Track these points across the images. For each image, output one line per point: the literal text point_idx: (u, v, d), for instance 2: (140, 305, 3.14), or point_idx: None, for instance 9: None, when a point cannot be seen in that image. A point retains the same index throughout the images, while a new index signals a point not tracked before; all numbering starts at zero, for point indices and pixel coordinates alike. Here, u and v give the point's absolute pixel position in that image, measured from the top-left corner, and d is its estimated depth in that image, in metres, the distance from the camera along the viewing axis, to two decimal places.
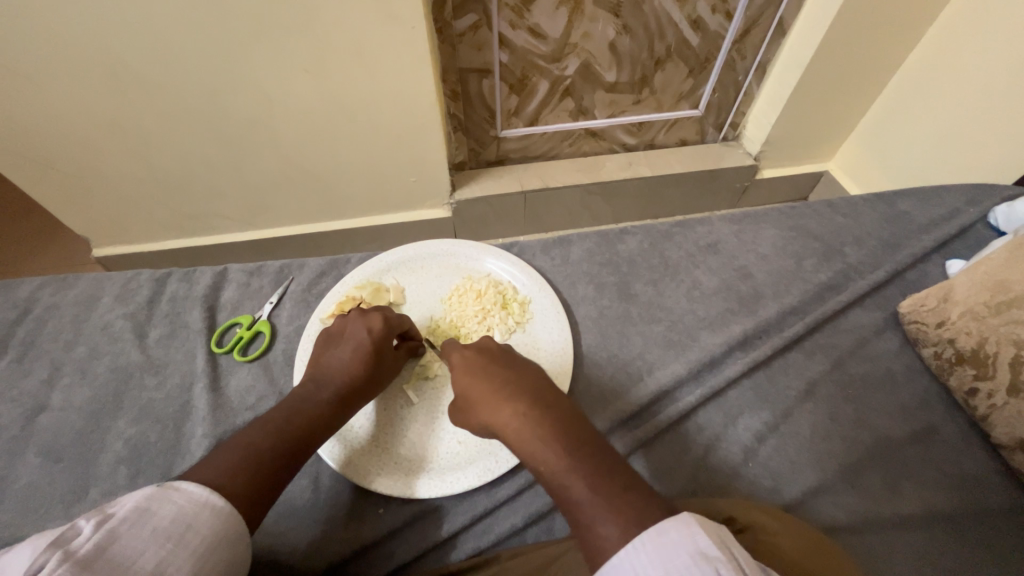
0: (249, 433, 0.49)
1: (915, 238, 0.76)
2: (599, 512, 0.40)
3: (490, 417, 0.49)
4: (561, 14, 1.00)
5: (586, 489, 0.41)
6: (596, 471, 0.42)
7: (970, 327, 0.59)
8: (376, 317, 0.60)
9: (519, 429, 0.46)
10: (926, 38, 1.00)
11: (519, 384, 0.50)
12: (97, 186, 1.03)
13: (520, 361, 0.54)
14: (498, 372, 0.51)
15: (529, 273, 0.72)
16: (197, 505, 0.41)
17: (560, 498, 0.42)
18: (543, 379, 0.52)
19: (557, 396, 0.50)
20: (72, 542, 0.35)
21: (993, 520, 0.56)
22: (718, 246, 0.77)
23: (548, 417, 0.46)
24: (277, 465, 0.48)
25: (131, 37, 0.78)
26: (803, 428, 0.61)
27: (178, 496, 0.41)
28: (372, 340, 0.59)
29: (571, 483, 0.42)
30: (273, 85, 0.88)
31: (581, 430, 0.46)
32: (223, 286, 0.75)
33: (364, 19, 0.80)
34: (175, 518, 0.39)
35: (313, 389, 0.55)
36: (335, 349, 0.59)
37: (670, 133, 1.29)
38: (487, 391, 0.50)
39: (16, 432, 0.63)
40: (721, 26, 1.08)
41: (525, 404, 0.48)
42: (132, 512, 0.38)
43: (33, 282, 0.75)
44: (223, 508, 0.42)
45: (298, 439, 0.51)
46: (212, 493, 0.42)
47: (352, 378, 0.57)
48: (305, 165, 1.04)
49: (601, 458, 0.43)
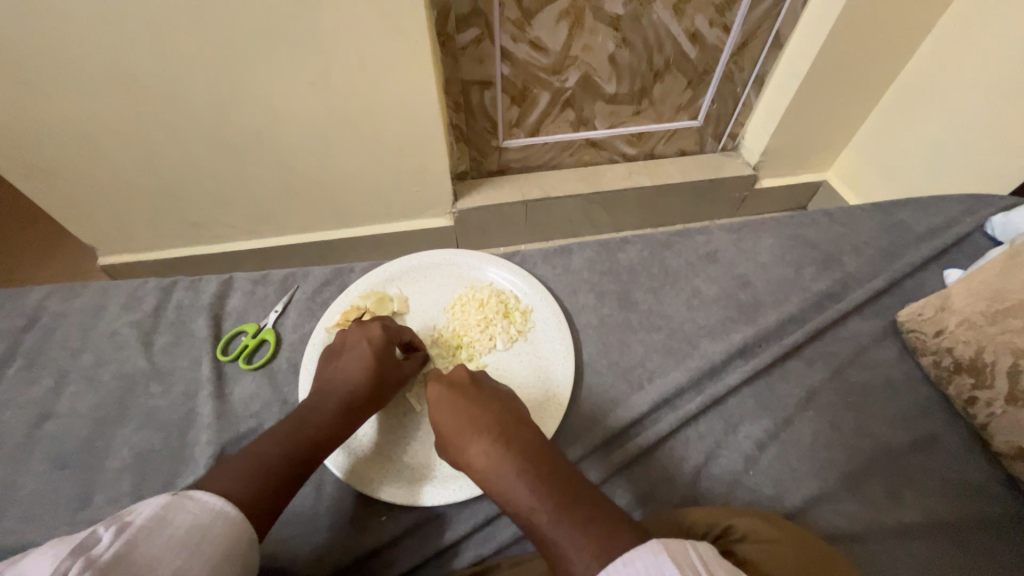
0: (259, 443, 0.51)
1: (913, 248, 0.77)
2: (567, 545, 0.40)
3: (459, 452, 0.49)
4: (562, 28, 1.02)
5: (552, 523, 0.42)
6: (562, 503, 0.43)
7: (968, 335, 0.60)
8: (375, 327, 0.61)
9: (486, 465, 0.47)
10: (922, 51, 1.02)
11: (485, 416, 0.50)
12: (104, 196, 1.04)
13: (487, 388, 0.54)
14: (464, 404, 0.51)
15: (531, 282, 0.73)
16: (209, 514, 0.41)
17: (530, 533, 0.43)
18: (512, 408, 0.52)
19: (523, 425, 0.50)
20: (93, 549, 0.35)
21: (994, 528, 0.56)
22: (718, 255, 0.78)
23: (513, 451, 0.47)
24: (287, 475, 0.49)
25: (141, 50, 0.80)
26: (803, 436, 0.61)
27: (192, 505, 0.41)
28: (374, 349, 0.59)
29: (538, 517, 0.43)
30: (278, 97, 0.90)
31: (547, 460, 0.46)
32: (228, 294, 0.76)
33: (369, 32, 0.82)
34: (192, 526, 0.40)
35: (321, 401, 0.56)
36: (338, 360, 0.60)
37: (670, 144, 1.31)
38: (454, 426, 0.50)
39: (22, 439, 0.63)
40: (719, 38, 1.10)
41: (491, 438, 0.48)
42: (150, 520, 0.38)
43: (40, 290, 0.76)
44: (235, 517, 0.43)
45: (306, 449, 0.52)
46: (224, 502, 0.43)
47: (358, 387, 0.57)
48: (309, 174, 1.05)
49: (566, 490, 0.44)
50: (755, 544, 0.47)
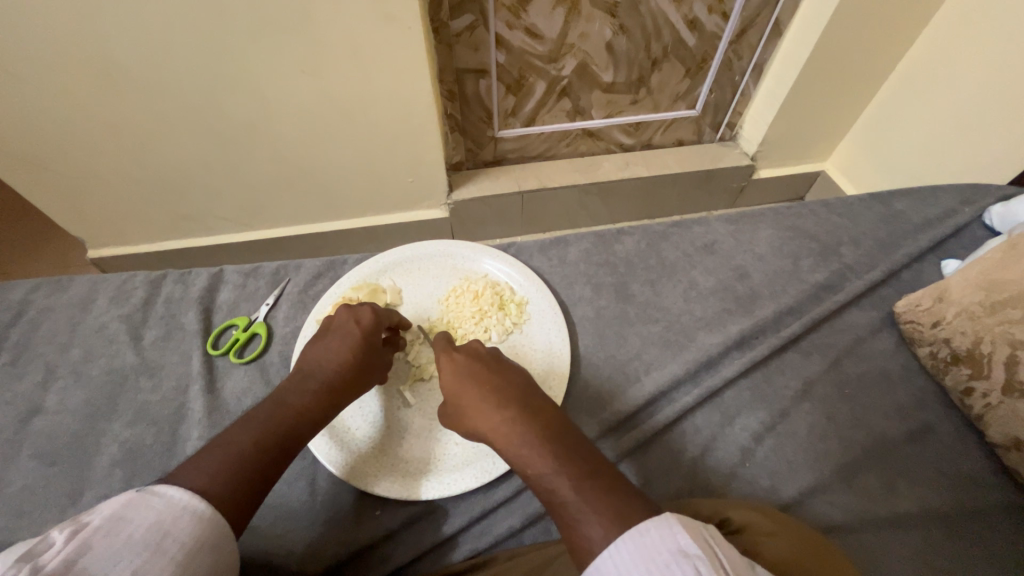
0: (232, 432, 0.48)
1: (911, 238, 0.76)
2: (585, 512, 0.39)
3: (478, 421, 0.48)
4: (558, 15, 1.00)
5: (573, 489, 0.41)
6: (582, 472, 0.42)
7: (966, 327, 0.59)
8: (365, 310, 0.59)
9: (507, 432, 0.46)
10: (922, 39, 1.00)
11: (507, 388, 0.49)
12: (91, 187, 1.02)
13: (508, 364, 0.53)
14: (486, 375, 0.51)
15: (527, 273, 0.72)
16: (176, 510, 0.39)
17: (548, 502, 0.42)
18: (533, 384, 0.51)
19: (544, 400, 0.49)
20: (42, 555, 0.33)
21: (990, 519, 0.56)
22: (715, 246, 0.78)
23: (535, 420, 0.46)
24: (264, 465, 0.46)
25: (126, 38, 0.78)
26: (800, 428, 0.61)
27: (156, 501, 0.39)
28: (362, 333, 0.57)
29: (557, 483, 0.42)
30: (268, 85, 0.88)
31: (567, 432, 0.45)
32: (219, 287, 0.75)
33: (359, 18, 0.80)
34: (153, 524, 0.37)
35: (301, 383, 0.54)
36: (322, 341, 0.58)
37: (667, 133, 1.29)
38: (474, 395, 0.49)
39: (10, 435, 0.62)
40: (717, 26, 1.08)
41: (512, 408, 0.47)
42: (107, 521, 0.36)
43: (27, 284, 0.74)
44: (205, 512, 0.40)
45: (286, 436, 0.49)
46: (194, 497, 0.41)
47: (343, 369, 0.55)
48: (302, 165, 1.03)
49: (588, 461, 0.43)
50: (751, 536, 0.46)
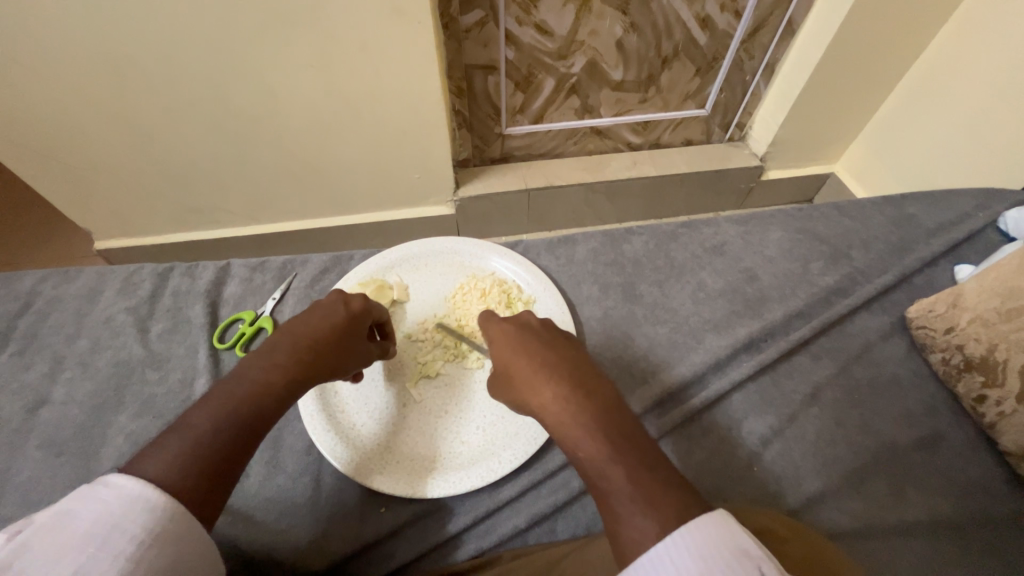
0: (191, 412, 0.45)
1: (923, 243, 0.76)
2: (638, 505, 0.37)
3: (530, 396, 0.47)
4: (569, 12, 1.00)
5: (628, 480, 0.39)
6: (638, 462, 0.40)
7: (980, 333, 0.59)
8: (357, 296, 0.58)
9: (560, 413, 0.44)
10: (936, 41, 0.99)
11: (561, 364, 0.48)
12: (99, 178, 1.02)
13: (565, 339, 0.51)
14: (540, 348, 0.49)
15: (534, 272, 0.71)
16: (125, 502, 0.38)
17: (596, 488, 0.40)
18: (589, 362, 0.49)
19: (600, 381, 0.47)
20: None
21: (1000, 527, 0.55)
22: (724, 247, 0.77)
23: (591, 400, 0.44)
24: (227, 446, 0.44)
25: (133, 30, 0.78)
26: (808, 432, 0.61)
27: (107, 493, 0.38)
28: (347, 313, 0.56)
29: (610, 471, 0.40)
30: (277, 79, 0.87)
31: (622, 417, 0.43)
32: (225, 281, 0.75)
33: (370, 13, 0.80)
34: (100, 518, 0.37)
35: (267, 354, 0.50)
36: (301, 316, 0.55)
37: (675, 132, 1.29)
38: (530, 370, 0.48)
39: (16, 426, 0.62)
40: (729, 24, 1.07)
41: (567, 386, 0.45)
42: (53, 518, 0.36)
43: (35, 274, 0.75)
44: (158, 504, 0.39)
45: (253, 411, 0.46)
46: (145, 488, 0.39)
47: (316, 344, 0.52)
48: (309, 159, 1.03)
49: (642, 451, 0.41)
50: (761, 540, 0.46)
